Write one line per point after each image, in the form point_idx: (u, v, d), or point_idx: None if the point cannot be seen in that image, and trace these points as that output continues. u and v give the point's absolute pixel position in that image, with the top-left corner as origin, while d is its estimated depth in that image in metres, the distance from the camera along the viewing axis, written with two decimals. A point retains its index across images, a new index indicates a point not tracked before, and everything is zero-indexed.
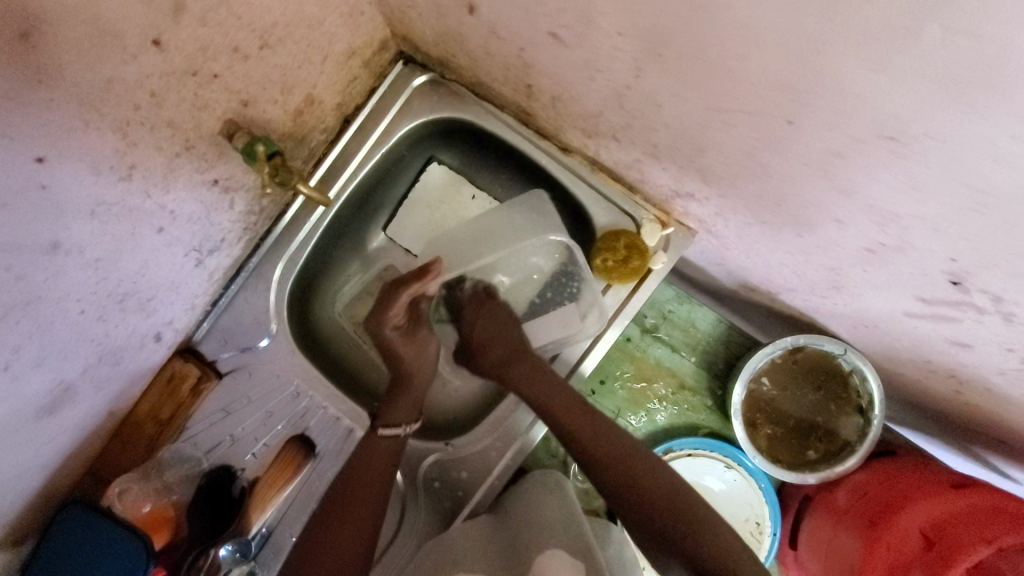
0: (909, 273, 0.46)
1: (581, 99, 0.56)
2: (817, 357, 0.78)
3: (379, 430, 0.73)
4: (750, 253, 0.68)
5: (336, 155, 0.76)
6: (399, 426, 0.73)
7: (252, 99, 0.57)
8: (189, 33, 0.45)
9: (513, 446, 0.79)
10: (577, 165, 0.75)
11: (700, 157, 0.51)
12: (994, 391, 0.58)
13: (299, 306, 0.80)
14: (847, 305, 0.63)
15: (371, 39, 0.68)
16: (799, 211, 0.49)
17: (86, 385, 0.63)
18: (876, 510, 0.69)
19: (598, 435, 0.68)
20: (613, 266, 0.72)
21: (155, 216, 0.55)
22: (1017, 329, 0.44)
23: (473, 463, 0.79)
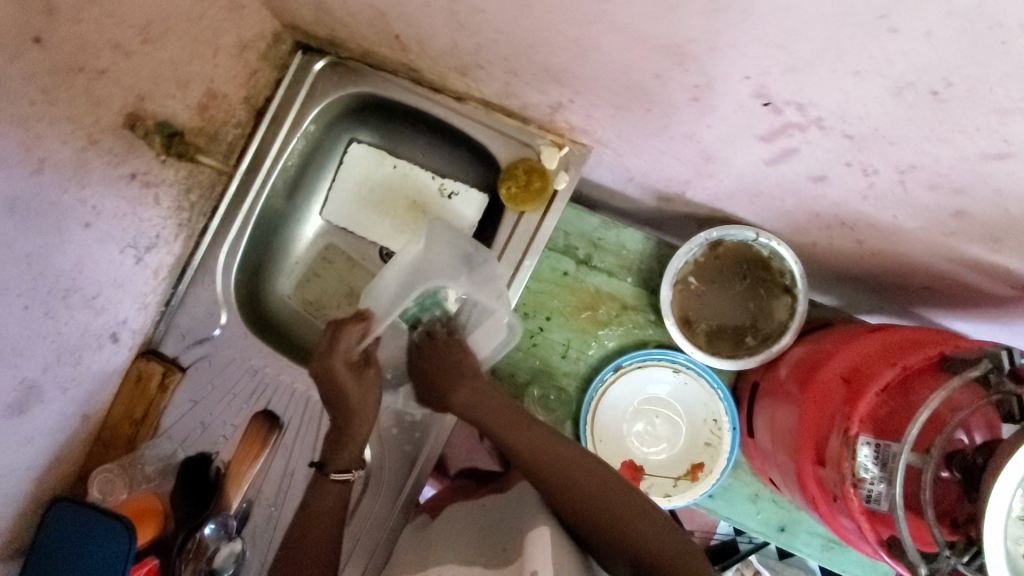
0: (735, 111, 0.50)
1: (434, 30, 0.61)
2: (737, 249, 0.81)
3: (333, 475, 0.75)
4: (637, 152, 0.72)
5: (254, 146, 0.82)
6: (349, 471, 0.76)
7: (148, 93, 0.63)
8: (65, 30, 0.52)
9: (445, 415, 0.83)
10: (472, 111, 0.80)
11: (542, 56, 0.56)
12: (877, 224, 0.61)
13: (247, 295, 0.86)
14: (727, 173, 0.66)
15: (260, 32, 0.76)
16: (632, 82, 0.53)
17: (51, 386, 0.69)
18: (806, 372, 0.72)
19: (572, 467, 0.71)
20: (517, 192, 0.78)
21: (78, 212, 0.61)
22: (834, 135, 0.47)
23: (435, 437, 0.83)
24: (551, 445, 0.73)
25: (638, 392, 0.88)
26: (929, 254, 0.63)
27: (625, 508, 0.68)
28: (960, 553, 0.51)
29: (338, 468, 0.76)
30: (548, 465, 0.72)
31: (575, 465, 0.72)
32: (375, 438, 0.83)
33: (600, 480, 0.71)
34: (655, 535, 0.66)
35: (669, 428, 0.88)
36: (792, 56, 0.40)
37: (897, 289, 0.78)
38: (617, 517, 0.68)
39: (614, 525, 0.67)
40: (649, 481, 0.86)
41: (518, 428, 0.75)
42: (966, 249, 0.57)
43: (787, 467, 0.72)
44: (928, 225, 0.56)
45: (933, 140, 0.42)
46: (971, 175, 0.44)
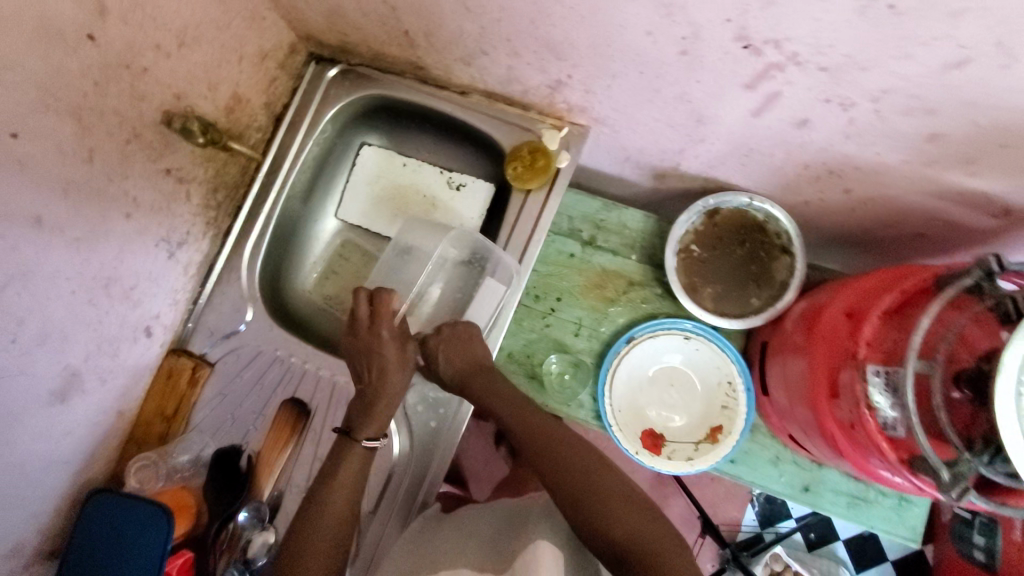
0: (721, 60, 0.56)
1: (442, 20, 0.67)
2: (733, 215, 0.86)
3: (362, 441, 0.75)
4: (633, 125, 0.77)
5: (275, 149, 0.88)
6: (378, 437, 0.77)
7: (183, 93, 0.69)
8: (116, 30, 0.57)
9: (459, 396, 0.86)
10: (476, 103, 0.86)
11: (542, 31, 0.62)
12: (861, 166, 0.66)
13: (270, 291, 0.90)
14: (717, 134, 0.71)
15: (279, 43, 0.82)
16: (626, 45, 0.59)
17: (91, 376, 0.71)
18: (806, 320, 0.76)
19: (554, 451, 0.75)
20: (523, 170, 0.83)
21: (120, 202, 0.66)
22: (811, 70, 0.52)
23: (455, 421, 0.85)
24: (548, 432, 0.77)
25: (651, 362, 0.91)
26: (912, 192, 0.67)
27: (607, 491, 0.71)
28: (981, 455, 0.54)
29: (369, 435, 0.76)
30: (544, 446, 0.76)
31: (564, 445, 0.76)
32: (398, 429, 0.85)
33: (591, 460, 0.75)
34: (634, 524, 0.67)
35: (684, 396, 0.91)
36: None
37: (888, 240, 0.82)
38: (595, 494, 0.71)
39: (593, 499, 0.70)
40: (670, 447, 0.88)
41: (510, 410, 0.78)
42: (945, 177, 0.61)
43: (803, 417, 0.75)
44: (907, 156, 0.60)
45: (899, 58, 0.47)
46: (937, 90, 0.49)
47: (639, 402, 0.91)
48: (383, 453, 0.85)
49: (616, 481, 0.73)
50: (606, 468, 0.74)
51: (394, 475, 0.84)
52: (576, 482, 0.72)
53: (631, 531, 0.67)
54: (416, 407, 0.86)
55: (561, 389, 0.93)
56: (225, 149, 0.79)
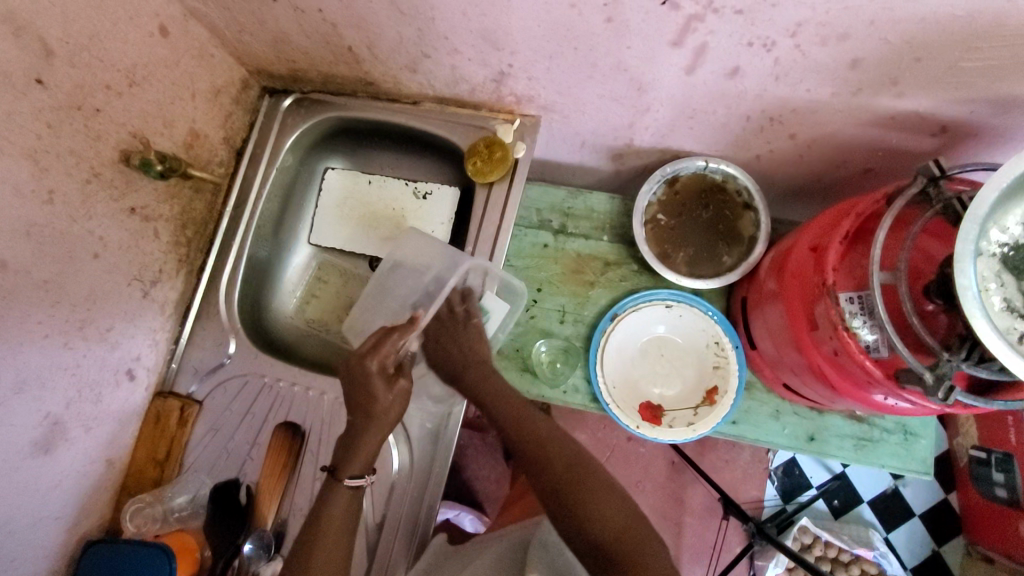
0: (644, 21, 0.59)
1: (380, 28, 0.70)
2: (692, 181, 0.88)
3: (346, 481, 0.72)
4: (580, 106, 0.80)
5: (240, 181, 0.90)
6: (362, 475, 0.73)
7: (139, 131, 0.71)
8: (63, 72, 0.60)
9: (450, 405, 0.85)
10: (429, 110, 0.89)
11: (474, 22, 0.65)
12: (798, 107, 0.68)
13: (251, 322, 0.90)
14: (659, 100, 0.74)
15: (230, 79, 0.85)
16: (553, 21, 0.62)
17: (75, 423, 0.70)
18: (779, 264, 0.77)
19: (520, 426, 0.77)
20: (482, 165, 0.85)
21: (87, 241, 0.67)
22: (727, 15, 0.56)
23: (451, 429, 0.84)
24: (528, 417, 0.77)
25: (637, 336, 0.91)
26: (853, 125, 0.70)
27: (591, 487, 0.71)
28: (959, 354, 0.54)
29: (351, 474, 0.73)
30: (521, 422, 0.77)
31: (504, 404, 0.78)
32: (397, 442, 0.84)
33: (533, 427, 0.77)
34: (618, 520, 0.69)
35: (676, 364, 0.91)
36: None
37: (844, 182, 0.84)
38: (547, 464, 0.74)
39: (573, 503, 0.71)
40: (670, 416, 0.88)
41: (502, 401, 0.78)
42: (876, 102, 0.64)
43: (792, 359, 0.75)
44: (837, 87, 0.63)
45: None
46: (845, 13, 0.52)
47: (632, 376, 0.91)
48: (383, 468, 0.83)
49: (585, 470, 0.73)
50: (578, 455, 0.75)
51: (398, 488, 0.83)
52: (532, 449, 0.75)
53: (606, 519, 0.69)
54: (411, 412, 0.85)
55: (555, 377, 0.93)
56: (189, 181, 0.81)
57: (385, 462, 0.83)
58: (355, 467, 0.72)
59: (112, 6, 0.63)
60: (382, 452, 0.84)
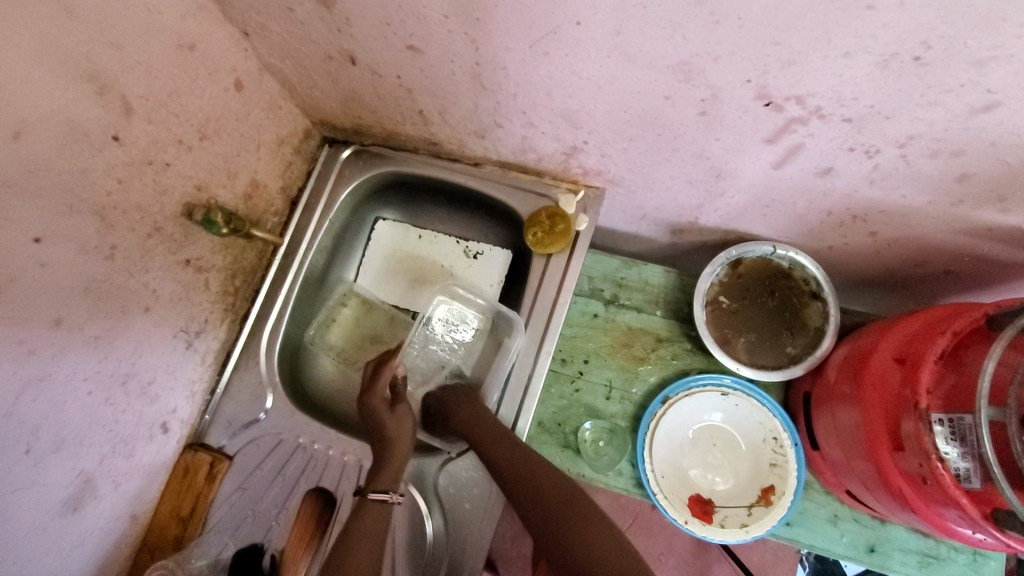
0: (741, 118, 0.56)
1: (457, 97, 0.69)
2: (757, 265, 0.85)
3: (371, 495, 0.72)
4: (649, 184, 0.77)
5: (292, 231, 0.88)
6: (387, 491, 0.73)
7: (204, 183, 0.69)
8: (140, 129, 0.58)
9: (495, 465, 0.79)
10: (490, 173, 0.87)
11: (557, 101, 0.63)
12: (887, 209, 0.65)
13: (290, 375, 0.88)
14: (737, 187, 0.71)
15: (294, 129, 0.84)
16: (642, 108, 0.60)
17: (105, 480, 0.67)
18: (853, 368, 0.72)
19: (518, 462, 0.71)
20: (542, 236, 0.83)
21: (141, 294, 0.65)
22: (834, 122, 0.53)
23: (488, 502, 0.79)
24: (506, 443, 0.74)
25: (688, 422, 0.87)
26: (943, 231, 0.67)
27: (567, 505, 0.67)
28: None
29: (377, 488, 0.73)
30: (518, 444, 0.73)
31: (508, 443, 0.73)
32: (432, 513, 0.79)
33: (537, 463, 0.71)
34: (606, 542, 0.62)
35: (728, 456, 0.86)
36: (787, 50, 0.46)
37: (918, 280, 0.81)
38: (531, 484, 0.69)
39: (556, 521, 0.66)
40: (722, 513, 0.83)
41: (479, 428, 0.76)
42: (975, 214, 0.61)
43: (863, 471, 0.70)
44: (934, 196, 0.60)
45: (923, 105, 0.48)
46: (964, 133, 0.50)
47: (682, 466, 0.86)
48: (416, 541, 0.78)
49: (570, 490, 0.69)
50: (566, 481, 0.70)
51: (428, 567, 0.77)
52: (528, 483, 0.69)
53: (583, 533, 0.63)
54: (451, 486, 0.80)
55: (598, 458, 0.89)
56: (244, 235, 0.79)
57: (420, 534, 0.78)
58: (383, 482, 0.74)
59: (194, 63, 0.62)
60: (416, 526, 0.79)
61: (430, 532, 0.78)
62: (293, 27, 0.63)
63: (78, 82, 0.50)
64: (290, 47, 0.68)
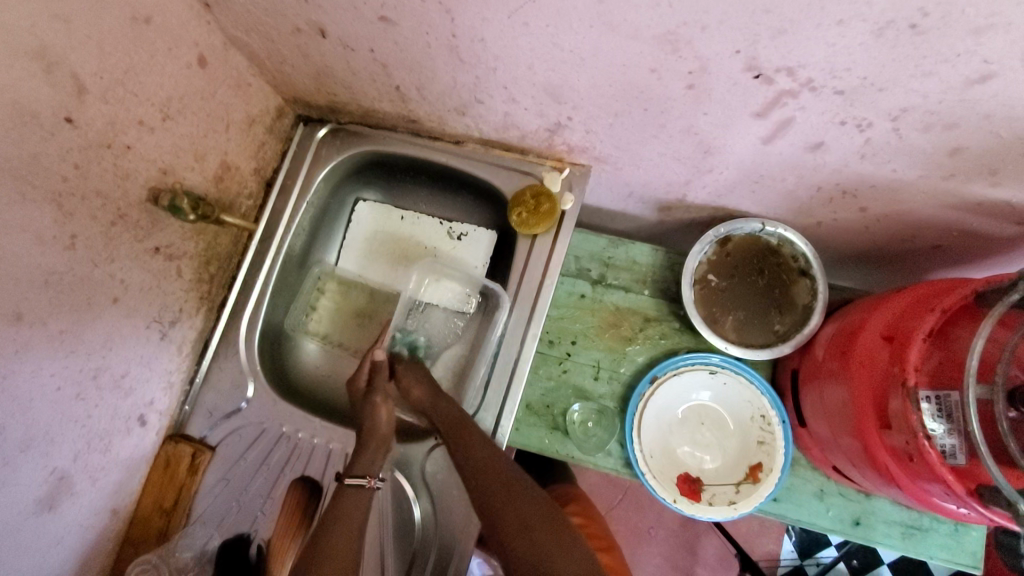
0: (729, 91, 0.54)
1: (434, 72, 0.65)
2: (745, 242, 0.84)
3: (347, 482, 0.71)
4: (636, 161, 0.75)
5: (268, 214, 0.85)
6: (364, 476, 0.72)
7: (169, 167, 0.66)
8: (95, 110, 0.55)
9: None
10: (472, 151, 0.84)
11: (539, 76, 0.60)
12: (878, 184, 0.64)
13: (271, 363, 0.86)
14: (726, 163, 0.69)
15: (265, 107, 0.80)
16: (627, 81, 0.57)
17: (81, 476, 0.65)
18: (843, 344, 0.72)
19: (491, 475, 0.70)
20: (528, 216, 0.80)
21: (107, 285, 0.62)
22: (826, 94, 0.51)
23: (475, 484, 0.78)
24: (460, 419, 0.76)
25: (676, 401, 0.86)
26: (933, 206, 0.66)
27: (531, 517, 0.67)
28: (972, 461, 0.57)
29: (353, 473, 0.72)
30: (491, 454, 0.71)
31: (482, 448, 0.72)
32: (419, 497, 0.78)
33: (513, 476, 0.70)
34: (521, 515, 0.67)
35: (717, 435, 0.86)
36: (778, 19, 0.44)
37: (906, 255, 0.80)
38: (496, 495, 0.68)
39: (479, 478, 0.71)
40: (710, 492, 0.83)
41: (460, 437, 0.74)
42: (966, 188, 0.60)
43: (849, 448, 0.70)
44: (926, 170, 0.59)
45: (918, 77, 0.46)
46: (959, 105, 0.48)
47: (671, 445, 0.86)
48: (404, 526, 0.78)
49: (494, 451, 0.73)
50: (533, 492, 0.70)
51: (417, 550, 0.76)
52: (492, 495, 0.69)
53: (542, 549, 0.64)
54: (440, 473, 0.79)
55: (587, 439, 0.88)
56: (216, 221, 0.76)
57: (408, 518, 0.78)
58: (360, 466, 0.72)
59: (151, 37, 0.58)
60: (404, 511, 0.78)
61: (416, 516, 0.78)
62: None
63: (21, 59, 0.47)
64: (256, 20, 0.64)
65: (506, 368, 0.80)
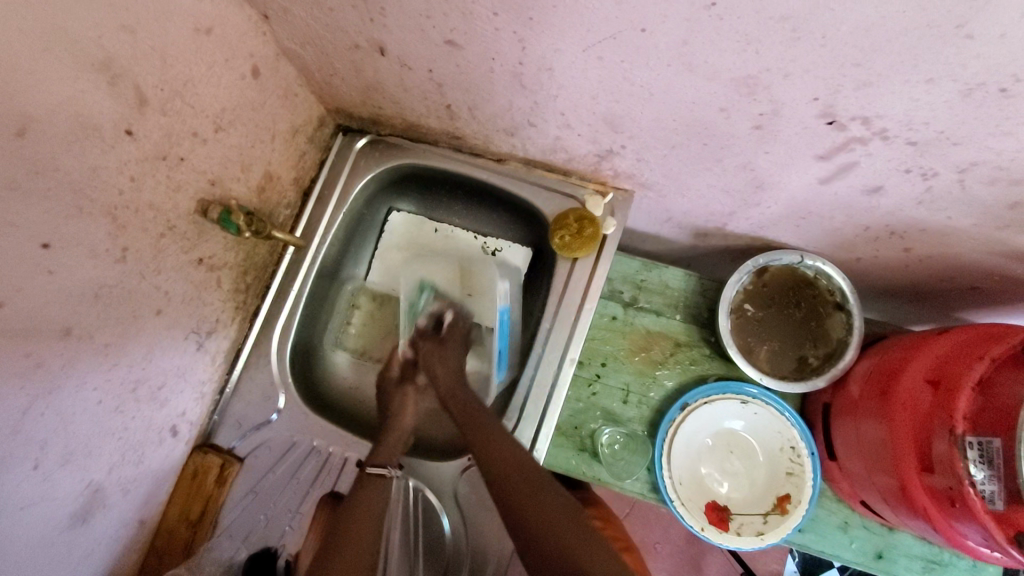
0: (798, 134, 0.54)
1: (491, 95, 0.65)
2: (782, 273, 0.84)
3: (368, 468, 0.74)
4: (682, 190, 0.75)
5: (305, 224, 0.84)
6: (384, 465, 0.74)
7: (217, 178, 0.65)
8: (154, 122, 0.54)
9: None
10: (514, 170, 0.83)
11: (601, 106, 0.60)
12: (929, 229, 0.64)
13: (301, 375, 0.85)
14: (775, 198, 0.69)
15: (308, 117, 0.79)
16: (692, 117, 0.57)
17: (115, 488, 0.64)
18: (883, 382, 0.72)
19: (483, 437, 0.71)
20: (570, 239, 0.80)
21: (152, 298, 0.61)
22: (897, 144, 0.51)
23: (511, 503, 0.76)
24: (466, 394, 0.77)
25: (706, 429, 0.87)
26: (979, 251, 0.66)
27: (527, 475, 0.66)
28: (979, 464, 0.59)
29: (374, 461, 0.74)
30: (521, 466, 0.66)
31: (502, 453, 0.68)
32: (450, 513, 0.77)
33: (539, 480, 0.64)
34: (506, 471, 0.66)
35: (745, 464, 0.87)
36: (865, 72, 0.44)
37: (942, 294, 0.80)
38: (522, 500, 0.62)
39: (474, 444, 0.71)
40: (738, 521, 0.83)
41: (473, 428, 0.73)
42: (1018, 239, 0.60)
43: (882, 484, 0.70)
44: (981, 220, 0.59)
45: (996, 135, 0.46)
46: None
47: (699, 472, 0.86)
48: (435, 543, 0.77)
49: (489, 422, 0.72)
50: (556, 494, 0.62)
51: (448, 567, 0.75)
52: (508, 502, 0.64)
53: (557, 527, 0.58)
54: (474, 494, 0.77)
55: (615, 463, 0.88)
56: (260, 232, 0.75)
57: (439, 535, 0.77)
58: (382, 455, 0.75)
59: (210, 48, 0.57)
60: (434, 529, 0.77)
61: (447, 532, 0.77)
62: (319, 13, 0.59)
63: (89, 71, 0.46)
64: (314, 34, 0.63)
65: (543, 389, 0.80)
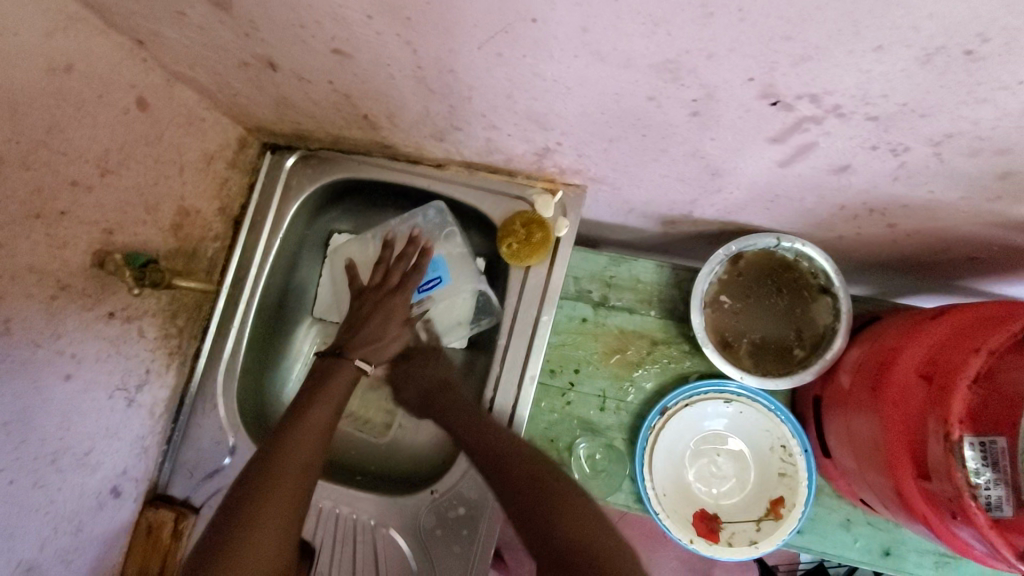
0: (741, 117, 0.46)
1: (403, 101, 0.58)
2: (760, 259, 0.77)
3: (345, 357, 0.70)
4: (635, 181, 0.67)
5: (239, 254, 0.78)
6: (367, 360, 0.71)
7: (116, 224, 0.60)
8: (15, 178, 0.48)
9: (487, 498, 0.72)
10: (456, 175, 0.76)
11: (519, 104, 0.53)
12: (911, 205, 0.56)
13: (253, 414, 0.80)
14: (737, 183, 0.61)
15: (224, 142, 0.73)
16: (619, 108, 0.49)
17: (53, 562, 0.61)
18: (875, 374, 0.65)
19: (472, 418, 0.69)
20: (518, 247, 0.74)
21: (56, 364, 0.56)
22: (856, 120, 0.43)
23: (481, 534, 0.71)
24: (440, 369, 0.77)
25: (689, 432, 0.81)
26: (971, 224, 0.58)
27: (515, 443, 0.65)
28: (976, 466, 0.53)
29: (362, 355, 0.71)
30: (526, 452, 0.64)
31: (521, 450, 0.64)
32: (416, 552, 0.72)
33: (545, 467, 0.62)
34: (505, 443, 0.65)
35: (735, 466, 0.81)
36: (803, 44, 0.36)
37: (936, 266, 0.73)
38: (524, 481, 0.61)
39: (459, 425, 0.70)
40: (729, 530, 0.78)
41: (491, 428, 0.68)
42: (1011, 209, 0.53)
43: (876, 485, 0.64)
44: (969, 192, 0.51)
45: (970, 102, 0.38)
46: (1018, 130, 0.40)
47: (685, 480, 0.80)
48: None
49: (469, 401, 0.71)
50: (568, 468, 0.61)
51: None
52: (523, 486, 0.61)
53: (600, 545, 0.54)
54: (441, 529, 0.72)
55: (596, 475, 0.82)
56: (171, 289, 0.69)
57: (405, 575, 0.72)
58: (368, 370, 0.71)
59: (76, 87, 0.51)
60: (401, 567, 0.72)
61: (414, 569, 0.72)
62: (193, 33, 0.52)
63: None
64: (198, 55, 0.57)
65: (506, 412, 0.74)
